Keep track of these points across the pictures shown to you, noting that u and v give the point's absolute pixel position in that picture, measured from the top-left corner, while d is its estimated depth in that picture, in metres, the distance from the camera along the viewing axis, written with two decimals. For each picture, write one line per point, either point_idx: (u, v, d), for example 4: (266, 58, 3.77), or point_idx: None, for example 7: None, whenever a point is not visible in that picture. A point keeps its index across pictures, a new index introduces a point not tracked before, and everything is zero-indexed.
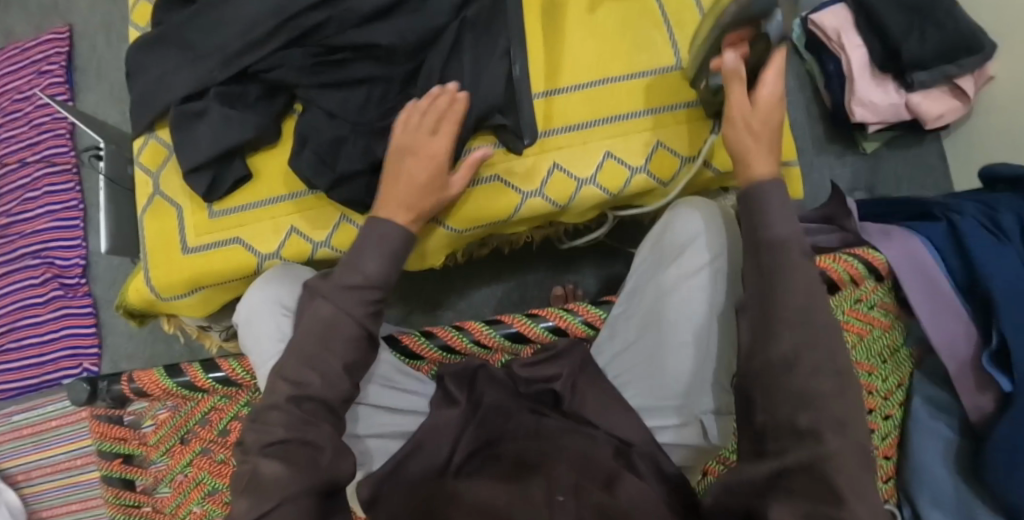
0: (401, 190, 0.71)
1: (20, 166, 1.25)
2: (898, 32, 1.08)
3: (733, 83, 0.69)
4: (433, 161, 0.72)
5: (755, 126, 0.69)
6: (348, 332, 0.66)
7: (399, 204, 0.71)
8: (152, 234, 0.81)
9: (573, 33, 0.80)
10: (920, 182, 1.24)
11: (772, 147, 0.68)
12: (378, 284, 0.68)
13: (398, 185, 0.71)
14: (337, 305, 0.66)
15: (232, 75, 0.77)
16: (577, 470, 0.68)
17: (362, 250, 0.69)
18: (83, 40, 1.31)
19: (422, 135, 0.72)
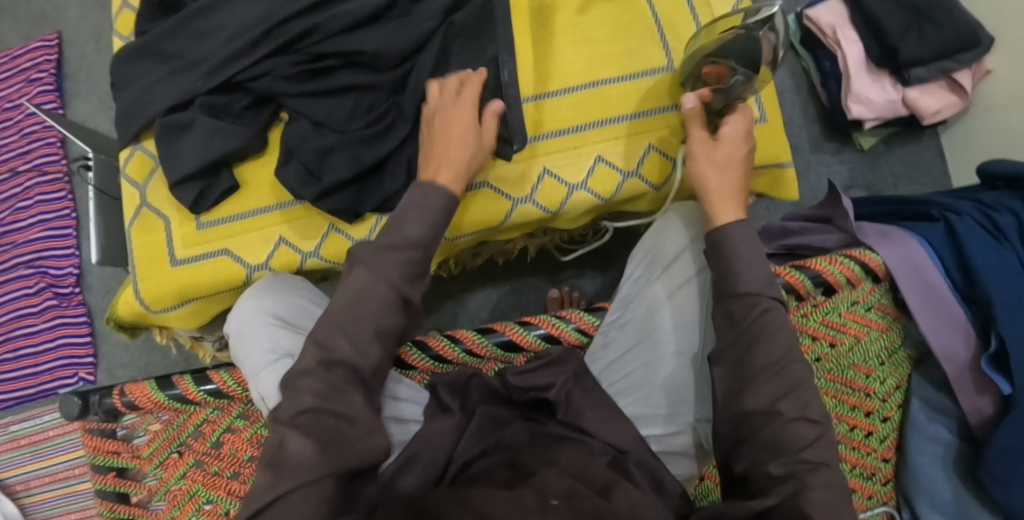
0: (442, 152, 0.69)
1: (12, 175, 1.24)
2: (895, 32, 1.07)
3: (693, 124, 0.72)
4: (464, 120, 0.70)
5: (718, 162, 0.70)
6: (382, 298, 0.62)
7: (441, 166, 0.68)
8: (139, 247, 0.80)
9: (562, 37, 0.79)
10: (918, 179, 1.23)
11: (734, 194, 0.69)
12: (419, 246, 0.64)
13: (438, 148, 0.69)
14: (378, 271, 0.62)
15: (215, 86, 0.76)
16: (568, 475, 0.67)
17: (401, 213, 0.65)
18: (73, 48, 1.30)
19: (454, 100, 0.71)
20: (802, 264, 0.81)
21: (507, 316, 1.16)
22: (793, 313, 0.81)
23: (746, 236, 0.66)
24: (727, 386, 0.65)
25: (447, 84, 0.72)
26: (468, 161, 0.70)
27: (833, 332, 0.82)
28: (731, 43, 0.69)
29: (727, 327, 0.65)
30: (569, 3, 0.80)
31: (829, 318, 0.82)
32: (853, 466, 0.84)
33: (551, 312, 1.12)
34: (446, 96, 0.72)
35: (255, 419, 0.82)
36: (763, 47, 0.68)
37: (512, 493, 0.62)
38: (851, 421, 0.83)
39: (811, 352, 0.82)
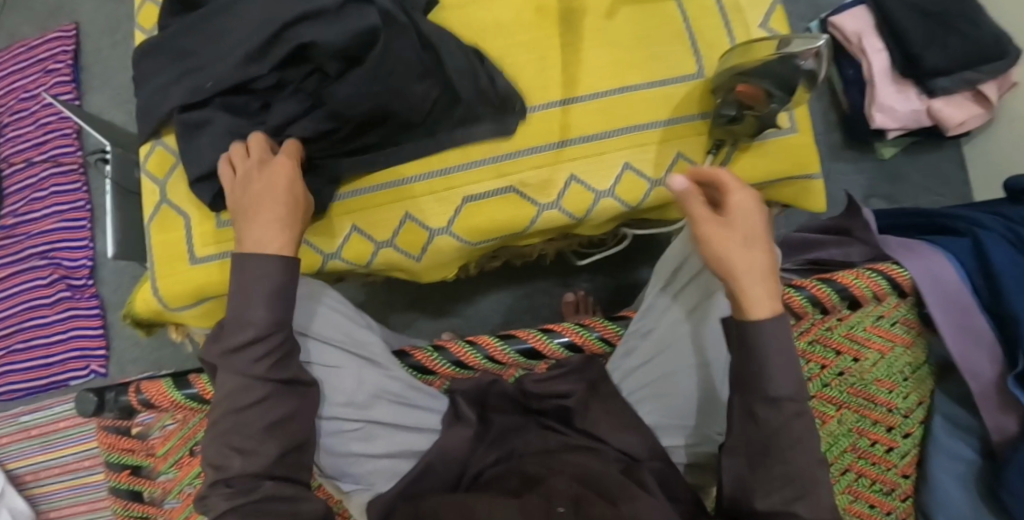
0: (254, 220, 0.64)
1: (27, 166, 1.24)
2: (919, 40, 1.05)
3: (689, 201, 0.63)
4: (280, 182, 0.66)
5: (742, 239, 0.62)
6: (253, 396, 0.60)
7: (261, 229, 0.64)
8: (158, 245, 0.80)
9: (589, 41, 0.78)
10: (939, 191, 1.21)
11: (764, 274, 0.61)
12: (274, 328, 0.61)
13: (253, 214, 0.65)
14: (240, 372, 0.60)
15: (231, 88, 0.74)
16: (577, 481, 0.66)
17: (241, 301, 0.61)
18: (90, 39, 1.30)
19: (249, 167, 0.68)
20: (828, 276, 0.80)
21: (521, 319, 1.15)
22: (816, 326, 0.80)
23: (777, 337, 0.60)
24: (739, 471, 0.63)
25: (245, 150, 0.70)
26: (286, 211, 0.65)
27: (858, 347, 0.82)
28: (773, 66, 0.66)
29: (749, 423, 0.62)
30: (597, 7, 0.79)
31: (853, 332, 0.81)
32: (872, 481, 0.84)
33: (565, 317, 1.11)
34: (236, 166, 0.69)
35: None
36: (800, 77, 0.66)
37: (519, 503, 0.61)
38: (871, 436, 0.83)
39: (834, 367, 0.82)
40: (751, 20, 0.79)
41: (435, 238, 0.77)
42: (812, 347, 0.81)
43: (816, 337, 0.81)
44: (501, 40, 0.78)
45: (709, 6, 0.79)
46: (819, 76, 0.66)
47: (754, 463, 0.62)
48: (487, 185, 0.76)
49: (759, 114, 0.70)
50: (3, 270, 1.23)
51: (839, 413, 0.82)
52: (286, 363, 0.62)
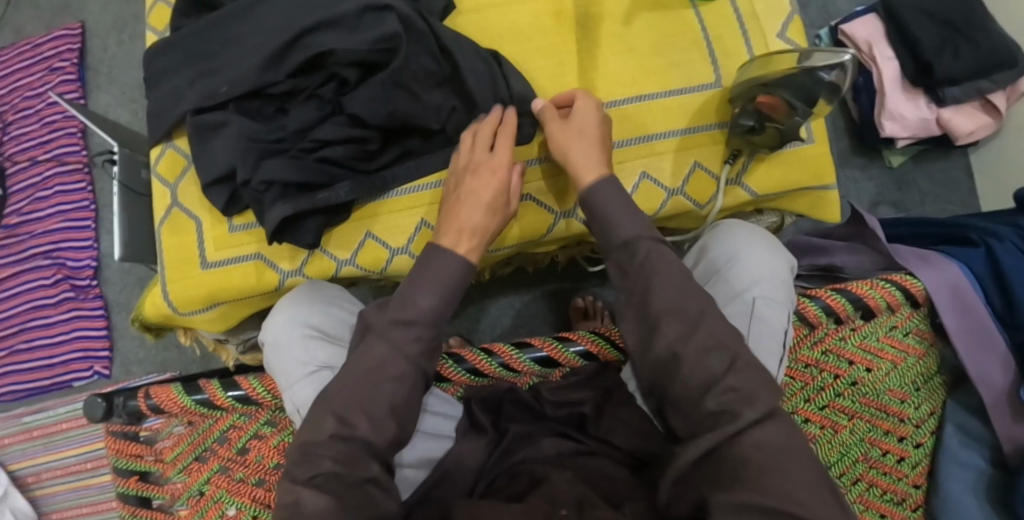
0: (454, 212, 0.69)
1: (31, 164, 1.23)
2: (930, 48, 1.05)
3: (546, 116, 0.73)
4: (494, 179, 0.70)
5: (581, 133, 0.71)
6: (396, 371, 0.61)
7: (456, 225, 0.68)
8: (169, 249, 0.79)
9: (606, 48, 0.78)
10: (947, 199, 1.22)
11: (601, 158, 0.70)
12: (433, 321, 0.63)
13: (458, 206, 0.69)
14: (391, 343, 0.61)
15: (247, 92, 0.75)
16: (579, 479, 0.67)
17: (418, 280, 0.64)
18: (96, 38, 1.28)
19: (478, 154, 0.72)
20: (842, 286, 0.81)
21: (530, 324, 1.14)
22: (830, 335, 0.80)
23: (607, 192, 0.67)
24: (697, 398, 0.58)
25: (481, 130, 0.73)
26: (483, 212, 0.69)
27: (870, 357, 0.81)
28: (796, 78, 0.66)
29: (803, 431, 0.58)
30: (615, 13, 0.78)
31: (866, 343, 0.81)
32: (883, 491, 0.83)
33: (574, 322, 1.11)
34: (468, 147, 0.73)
35: (283, 427, 0.80)
36: (824, 89, 0.66)
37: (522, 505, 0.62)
38: (883, 446, 0.82)
39: (847, 377, 0.81)
40: (770, 28, 0.79)
41: None
42: (825, 357, 0.81)
43: (829, 347, 0.81)
44: (518, 46, 0.78)
45: (728, 15, 0.79)
46: (842, 89, 0.66)
47: (651, 332, 0.62)
48: None
49: (779, 125, 0.69)
50: (6, 269, 1.22)
51: (851, 423, 0.82)
52: (433, 356, 0.64)
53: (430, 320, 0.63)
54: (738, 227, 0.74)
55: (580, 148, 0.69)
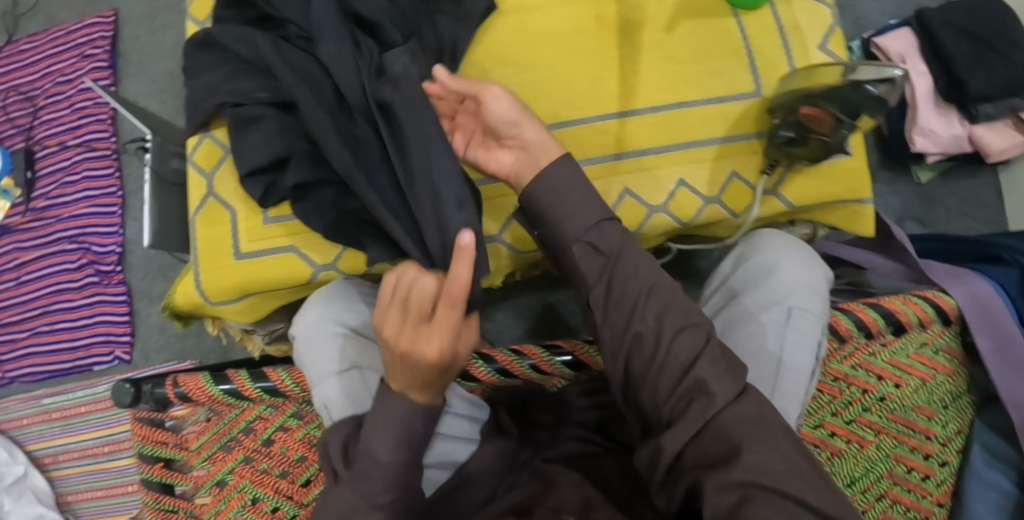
0: (399, 373, 0.55)
1: (61, 149, 1.24)
2: (964, 65, 1.04)
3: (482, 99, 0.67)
4: (439, 359, 0.52)
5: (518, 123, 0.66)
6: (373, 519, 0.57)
7: (402, 380, 0.56)
8: (203, 240, 0.80)
9: (648, 53, 0.78)
10: (972, 217, 1.19)
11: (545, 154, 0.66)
12: (400, 465, 0.58)
13: (403, 371, 0.54)
14: (358, 492, 0.58)
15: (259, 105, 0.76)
16: (588, 483, 0.68)
17: (371, 430, 0.58)
18: (128, 26, 1.29)
19: (413, 327, 0.52)
20: (875, 301, 0.81)
21: (550, 326, 1.14)
22: (860, 350, 0.80)
23: (570, 179, 0.65)
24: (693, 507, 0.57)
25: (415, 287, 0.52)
26: (428, 380, 0.54)
27: (899, 373, 0.81)
28: (837, 89, 0.67)
29: None
30: (657, 18, 0.79)
31: (897, 359, 0.81)
32: (907, 509, 0.81)
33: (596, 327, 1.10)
34: (404, 291, 0.52)
35: (309, 420, 0.80)
36: (865, 102, 0.66)
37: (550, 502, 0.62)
38: (908, 463, 0.82)
39: (876, 392, 0.81)
40: (811, 40, 0.79)
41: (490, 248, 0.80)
42: (855, 371, 0.81)
43: (859, 362, 0.81)
44: (558, 47, 0.78)
45: (770, 26, 0.79)
46: (888, 103, 0.66)
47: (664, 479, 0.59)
48: None
49: (823, 138, 0.69)
50: (33, 252, 1.23)
51: (878, 438, 0.81)
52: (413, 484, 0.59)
53: (392, 470, 0.57)
54: (765, 241, 0.74)
55: (536, 128, 0.66)
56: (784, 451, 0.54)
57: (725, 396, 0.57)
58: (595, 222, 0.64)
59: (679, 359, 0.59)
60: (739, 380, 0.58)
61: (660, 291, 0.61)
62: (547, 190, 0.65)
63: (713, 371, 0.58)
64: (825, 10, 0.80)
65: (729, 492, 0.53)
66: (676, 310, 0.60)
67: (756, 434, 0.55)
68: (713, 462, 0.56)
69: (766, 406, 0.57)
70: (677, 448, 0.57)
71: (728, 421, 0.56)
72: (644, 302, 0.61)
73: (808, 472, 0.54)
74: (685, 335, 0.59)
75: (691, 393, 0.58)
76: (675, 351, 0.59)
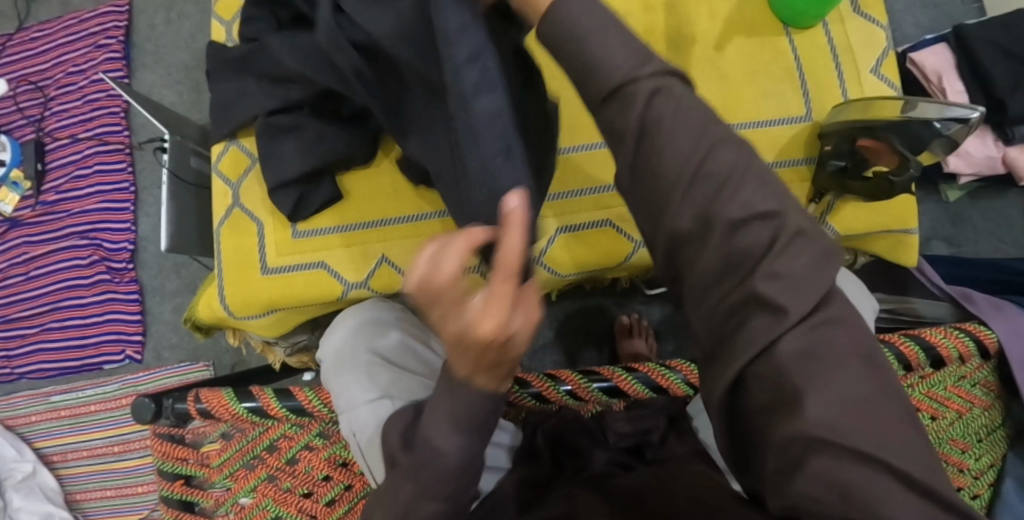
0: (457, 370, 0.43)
1: (72, 141, 1.20)
2: (1004, 85, 1.02)
3: None
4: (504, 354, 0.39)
5: None
6: None
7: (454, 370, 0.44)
8: (229, 253, 0.77)
9: (699, 73, 0.77)
10: (1000, 238, 1.16)
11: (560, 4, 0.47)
12: None
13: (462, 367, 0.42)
14: None
15: (280, 106, 0.73)
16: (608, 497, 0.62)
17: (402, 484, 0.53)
18: (143, 15, 1.25)
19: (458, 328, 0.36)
20: (914, 333, 0.79)
21: (572, 338, 1.12)
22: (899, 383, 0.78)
23: (591, 26, 0.46)
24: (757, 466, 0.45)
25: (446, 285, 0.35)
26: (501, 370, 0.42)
27: (936, 406, 0.80)
28: (901, 125, 0.65)
29: None
30: (707, 35, 0.78)
31: (934, 391, 0.79)
32: None
33: (618, 338, 1.08)
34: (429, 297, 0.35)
35: (335, 440, 0.79)
36: (928, 138, 0.65)
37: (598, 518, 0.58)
38: None
39: None
40: (863, 63, 0.78)
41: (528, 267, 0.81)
42: None
43: None
44: None
45: (822, 46, 0.78)
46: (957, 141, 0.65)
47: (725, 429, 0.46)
48: (574, 221, 0.81)
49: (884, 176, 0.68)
50: (42, 246, 1.20)
51: None
52: None
53: None
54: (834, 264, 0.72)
55: None
56: (856, 388, 0.41)
57: (797, 310, 0.41)
58: (619, 85, 0.46)
59: (733, 260, 0.43)
60: (822, 283, 0.42)
61: (716, 168, 0.44)
62: (575, 55, 0.47)
63: (783, 279, 0.42)
64: (879, 33, 0.80)
65: (786, 450, 0.41)
66: (731, 200, 0.43)
67: (827, 369, 0.41)
68: (771, 401, 0.42)
69: (846, 330, 0.42)
70: (738, 373, 0.43)
71: (793, 353, 0.41)
72: (689, 183, 0.44)
73: (887, 415, 0.41)
74: (753, 227, 0.43)
75: (751, 300, 0.42)
76: (725, 236, 0.43)
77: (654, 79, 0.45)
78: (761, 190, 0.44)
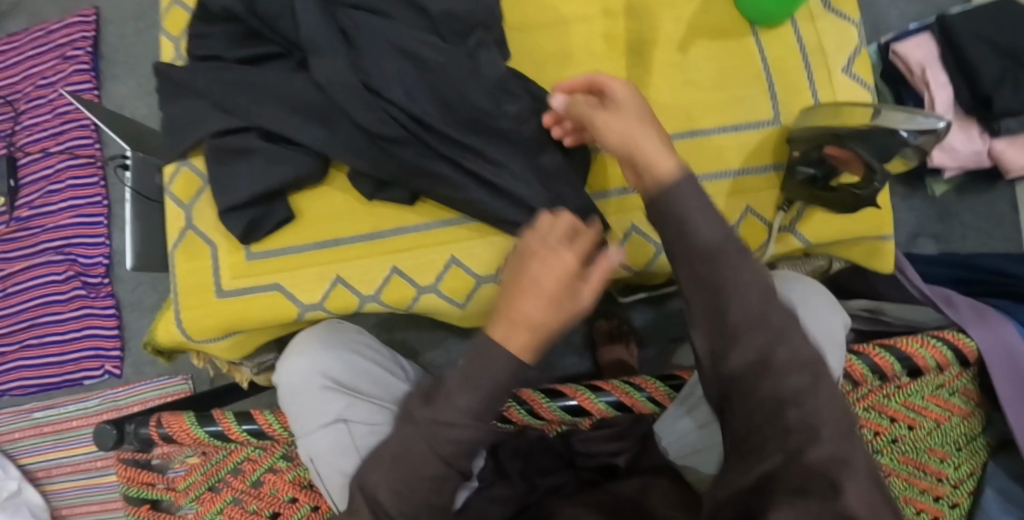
0: (531, 315, 0.49)
1: (44, 156, 1.19)
2: (990, 77, 0.98)
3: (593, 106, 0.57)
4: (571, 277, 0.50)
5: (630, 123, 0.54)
6: None
7: (519, 322, 0.49)
8: (185, 277, 0.76)
9: (662, 77, 0.73)
10: (990, 233, 1.13)
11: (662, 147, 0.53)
12: None
13: (533, 318, 0.48)
14: None
15: (225, 127, 0.71)
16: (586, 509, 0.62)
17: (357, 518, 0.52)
18: (111, 25, 1.23)
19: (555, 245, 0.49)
20: (889, 343, 0.76)
21: None
22: (873, 393, 0.76)
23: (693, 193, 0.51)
24: None
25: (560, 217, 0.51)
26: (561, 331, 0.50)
27: (913, 415, 0.77)
28: (869, 135, 0.62)
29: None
30: (671, 37, 0.74)
31: (911, 401, 0.77)
32: None
33: (598, 344, 1.04)
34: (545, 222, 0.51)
35: (298, 462, 0.78)
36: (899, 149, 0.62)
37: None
38: (919, 505, 0.78)
39: (888, 434, 0.77)
40: (835, 62, 0.75)
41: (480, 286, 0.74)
42: (867, 413, 0.76)
43: (871, 404, 0.76)
44: (561, 71, 0.74)
45: (791, 45, 0.75)
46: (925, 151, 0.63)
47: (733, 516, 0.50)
48: None
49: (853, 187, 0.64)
50: (18, 263, 1.19)
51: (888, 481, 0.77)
52: None
53: None
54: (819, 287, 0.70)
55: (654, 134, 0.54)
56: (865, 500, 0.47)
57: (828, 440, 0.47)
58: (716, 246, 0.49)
59: (778, 392, 0.48)
60: (845, 423, 0.49)
61: (771, 326, 0.49)
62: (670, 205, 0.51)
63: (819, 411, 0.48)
64: (850, 29, 0.76)
65: None
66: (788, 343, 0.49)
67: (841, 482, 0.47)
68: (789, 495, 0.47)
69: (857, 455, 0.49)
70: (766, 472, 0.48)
71: (822, 461, 0.47)
72: (743, 335, 0.49)
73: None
74: (797, 370, 0.48)
75: (785, 424, 0.48)
76: None
77: (729, 242, 0.50)
78: (806, 341, 0.50)
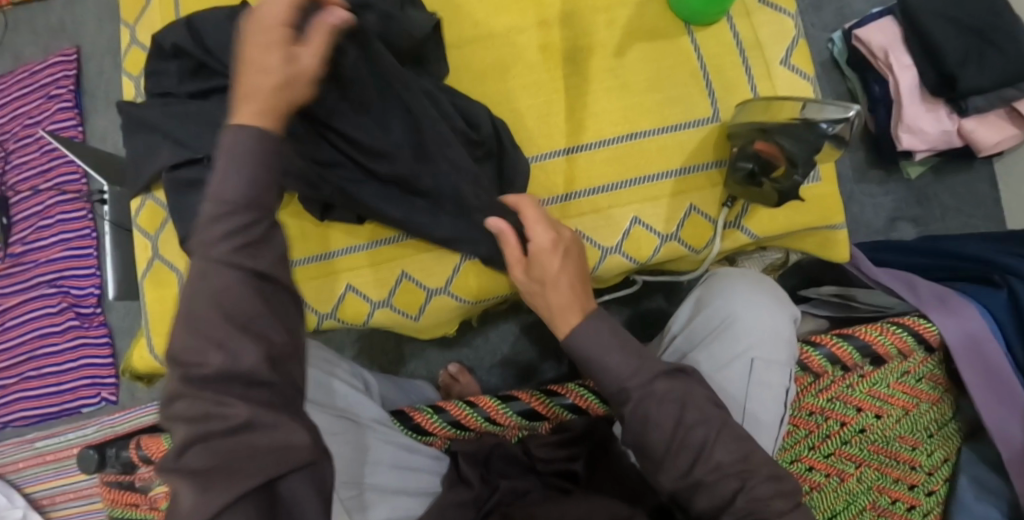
0: (250, 87, 0.49)
1: (33, 194, 1.23)
2: (953, 58, 0.97)
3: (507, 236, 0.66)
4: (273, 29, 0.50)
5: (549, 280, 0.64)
6: None
7: (243, 96, 0.49)
8: (153, 305, 0.78)
9: (599, 84, 0.75)
10: (969, 214, 1.13)
11: (574, 302, 0.63)
12: None
13: (252, 85, 0.49)
14: None
15: (178, 160, 0.73)
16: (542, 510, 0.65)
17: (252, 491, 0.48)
18: (92, 62, 1.28)
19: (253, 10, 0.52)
20: (849, 332, 0.75)
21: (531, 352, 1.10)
22: (837, 383, 0.74)
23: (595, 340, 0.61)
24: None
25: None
26: (290, 100, 0.51)
27: (880, 404, 0.76)
28: (793, 131, 0.64)
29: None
30: (606, 44, 0.75)
31: (876, 390, 0.75)
32: None
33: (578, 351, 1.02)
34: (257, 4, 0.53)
35: None
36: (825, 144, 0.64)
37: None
38: (892, 494, 0.79)
39: (855, 424, 0.75)
40: (773, 56, 0.76)
41: (435, 297, 0.76)
42: (832, 404, 0.75)
43: (836, 394, 0.75)
44: (500, 83, 0.75)
45: (728, 42, 0.75)
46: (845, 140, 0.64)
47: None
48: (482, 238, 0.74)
49: (779, 183, 0.67)
50: (14, 298, 1.23)
51: (859, 471, 0.77)
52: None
53: None
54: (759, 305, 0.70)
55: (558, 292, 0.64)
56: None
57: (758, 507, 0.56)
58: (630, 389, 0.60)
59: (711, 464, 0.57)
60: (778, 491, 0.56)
61: (695, 439, 0.58)
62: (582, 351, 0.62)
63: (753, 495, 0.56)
64: (788, 22, 0.77)
65: None
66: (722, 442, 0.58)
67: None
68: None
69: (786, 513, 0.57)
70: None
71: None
72: (674, 452, 0.59)
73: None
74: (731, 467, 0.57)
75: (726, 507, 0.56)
76: None
77: (642, 382, 0.59)
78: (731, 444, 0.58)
